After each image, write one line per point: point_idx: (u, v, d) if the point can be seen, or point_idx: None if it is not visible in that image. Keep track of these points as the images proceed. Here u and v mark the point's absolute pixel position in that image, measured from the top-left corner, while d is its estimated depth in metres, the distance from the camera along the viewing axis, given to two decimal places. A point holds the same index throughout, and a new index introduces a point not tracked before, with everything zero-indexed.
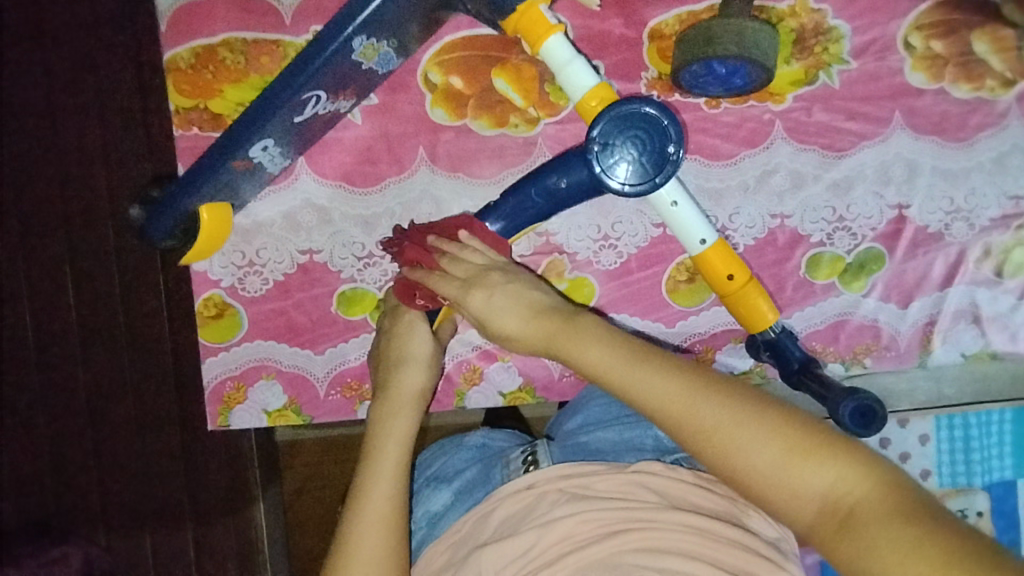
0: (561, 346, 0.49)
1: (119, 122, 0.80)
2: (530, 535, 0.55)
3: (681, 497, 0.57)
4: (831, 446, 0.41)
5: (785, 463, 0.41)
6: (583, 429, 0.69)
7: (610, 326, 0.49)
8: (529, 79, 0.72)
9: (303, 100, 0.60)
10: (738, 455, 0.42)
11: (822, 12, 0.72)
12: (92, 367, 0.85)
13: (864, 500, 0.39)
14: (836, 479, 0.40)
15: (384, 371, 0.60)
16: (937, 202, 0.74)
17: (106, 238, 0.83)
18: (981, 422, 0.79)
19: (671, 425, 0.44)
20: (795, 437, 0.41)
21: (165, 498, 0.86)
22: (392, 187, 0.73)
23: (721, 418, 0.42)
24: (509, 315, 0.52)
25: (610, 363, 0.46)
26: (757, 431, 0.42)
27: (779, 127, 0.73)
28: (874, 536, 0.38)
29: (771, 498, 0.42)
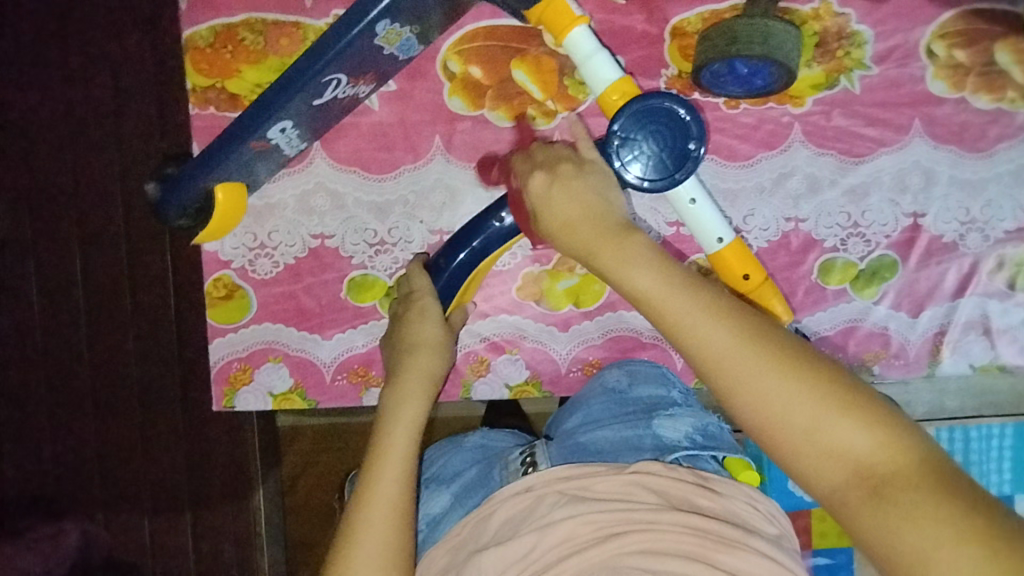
0: (604, 267, 0.47)
1: (136, 100, 0.80)
2: (529, 539, 0.54)
3: (682, 497, 0.56)
4: (874, 411, 0.38)
5: (822, 423, 0.38)
6: (583, 428, 0.67)
7: (659, 253, 0.46)
8: (549, 72, 0.71)
9: (324, 82, 0.60)
10: (773, 405, 0.39)
11: (846, 16, 0.72)
12: (100, 344, 0.85)
13: (898, 471, 0.37)
14: (871, 448, 0.38)
15: (397, 356, 0.62)
16: (952, 212, 0.74)
17: (117, 215, 0.83)
18: (982, 436, 0.80)
19: (708, 366, 0.41)
20: (838, 397, 0.38)
21: (168, 476, 0.87)
22: (406, 175, 0.73)
23: (761, 365, 0.40)
24: (567, 210, 0.51)
25: (654, 289, 0.44)
26: (795, 381, 0.39)
27: (797, 130, 0.73)
28: (901, 510, 0.36)
29: (798, 453, 0.39)
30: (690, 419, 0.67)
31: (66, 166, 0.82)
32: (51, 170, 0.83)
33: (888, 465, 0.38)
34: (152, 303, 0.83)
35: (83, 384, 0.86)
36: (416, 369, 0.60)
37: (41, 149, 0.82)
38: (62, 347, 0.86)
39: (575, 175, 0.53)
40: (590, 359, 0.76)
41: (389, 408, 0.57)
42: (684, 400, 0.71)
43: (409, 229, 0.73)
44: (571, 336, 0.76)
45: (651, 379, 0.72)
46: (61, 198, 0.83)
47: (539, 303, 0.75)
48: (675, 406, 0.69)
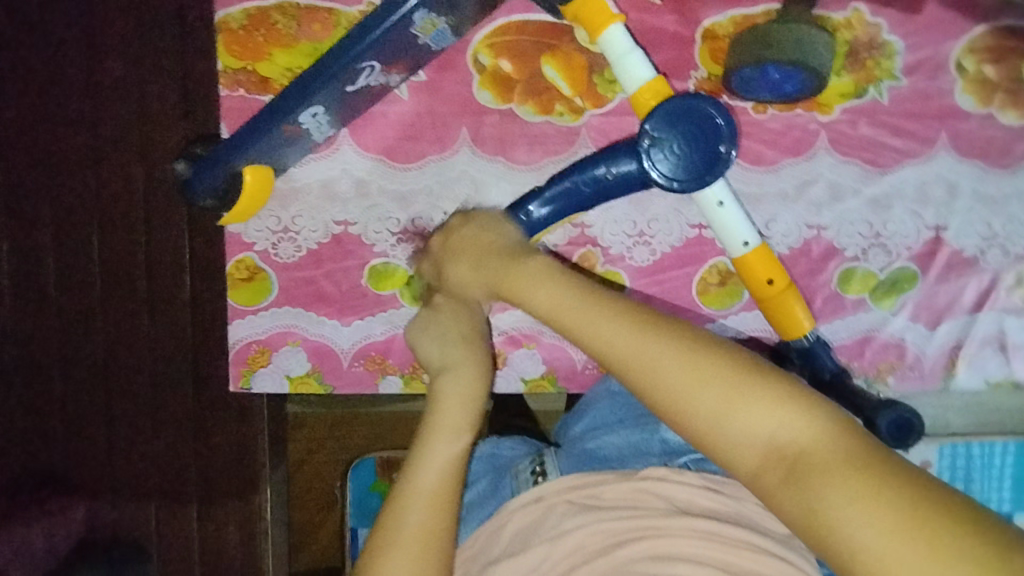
0: (506, 284, 0.47)
1: (161, 79, 0.80)
2: (541, 549, 0.54)
3: (689, 500, 0.55)
4: (780, 387, 0.37)
5: (727, 404, 0.37)
6: (590, 434, 0.68)
7: (555, 263, 0.47)
8: (578, 69, 0.71)
9: (359, 69, 0.60)
10: (680, 393, 0.38)
11: (878, 26, 0.72)
12: (113, 322, 0.85)
13: (810, 446, 0.36)
14: (782, 425, 0.36)
15: (439, 358, 0.56)
16: (974, 226, 0.74)
17: (138, 192, 0.83)
18: (984, 453, 0.76)
19: (615, 364, 0.41)
20: (740, 377, 0.37)
21: (176, 456, 0.87)
22: (432, 165, 0.73)
23: (661, 354, 0.39)
24: (471, 250, 0.53)
25: (551, 296, 0.44)
26: (701, 370, 0.38)
27: (824, 138, 0.73)
28: (818, 484, 0.35)
29: (714, 443, 0.38)
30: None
31: (87, 142, 0.82)
32: (73, 144, 0.83)
33: (802, 440, 0.36)
34: (169, 282, 0.83)
35: (94, 361, 0.86)
36: (464, 368, 0.55)
37: (62, 123, 0.82)
38: (74, 323, 0.86)
39: (475, 216, 0.55)
40: None
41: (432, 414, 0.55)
42: None
43: (432, 219, 0.74)
44: None
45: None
46: (81, 174, 0.83)
47: None
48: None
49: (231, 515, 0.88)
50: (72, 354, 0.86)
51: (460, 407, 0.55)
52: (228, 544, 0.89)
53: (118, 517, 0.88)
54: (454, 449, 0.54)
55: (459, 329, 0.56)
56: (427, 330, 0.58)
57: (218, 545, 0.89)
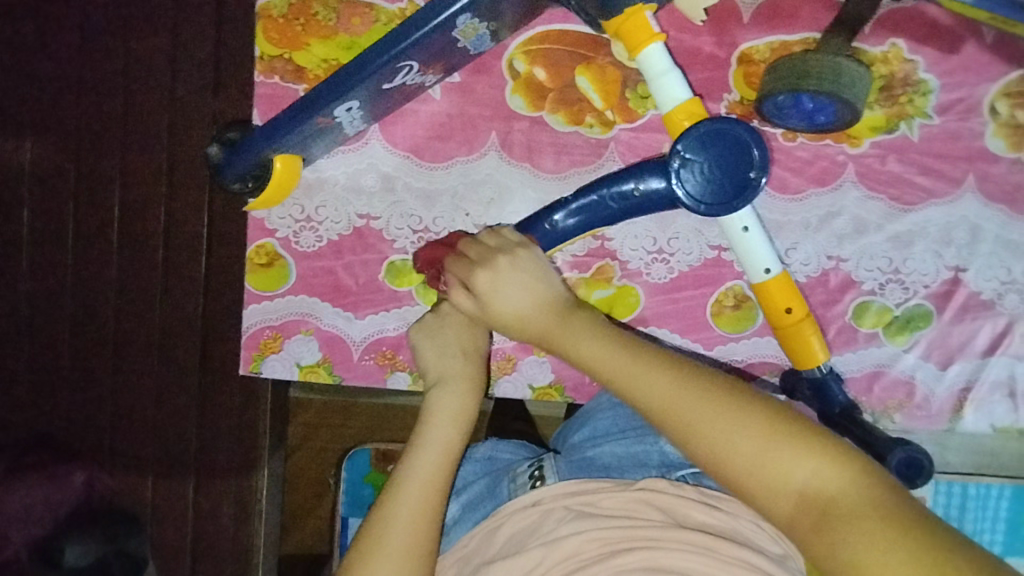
0: (554, 336, 0.52)
1: (197, 59, 0.81)
2: (536, 553, 0.52)
3: (685, 514, 0.54)
4: (811, 437, 0.41)
5: (762, 457, 0.41)
6: (589, 443, 0.66)
7: (607, 324, 0.51)
8: (611, 82, 0.72)
9: (398, 68, 0.61)
10: (719, 449, 0.42)
11: (915, 63, 0.72)
12: (127, 295, 0.85)
13: (838, 493, 0.39)
14: (813, 474, 0.40)
15: (439, 363, 0.58)
16: (994, 270, 0.74)
17: (164, 169, 0.83)
18: (981, 495, 0.78)
19: (662, 419, 0.45)
20: (774, 432, 0.41)
21: (179, 432, 0.87)
22: (458, 167, 0.73)
23: (703, 414, 0.43)
24: (517, 297, 0.53)
25: (609, 357, 0.48)
26: (738, 427, 0.42)
27: (851, 170, 0.73)
28: (849, 530, 0.38)
29: (750, 492, 0.42)
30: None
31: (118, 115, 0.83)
32: (104, 117, 0.83)
33: (835, 488, 0.40)
34: (186, 260, 0.84)
35: (106, 331, 0.86)
36: (460, 381, 0.57)
37: (95, 94, 0.83)
38: (88, 293, 0.86)
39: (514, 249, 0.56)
40: None
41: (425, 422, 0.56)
42: None
43: (453, 221, 0.74)
44: None
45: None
46: (110, 146, 0.83)
47: None
48: None
49: (227, 495, 0.89)
50: (83, 322, 0.86)
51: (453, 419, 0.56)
52: (222, 524, 0.89)
53: (115, 488, 0.89)
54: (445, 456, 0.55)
55: (460, 342, 0.58)
56: (430, 341, 0.59)
57: (213, 522, 0.89)
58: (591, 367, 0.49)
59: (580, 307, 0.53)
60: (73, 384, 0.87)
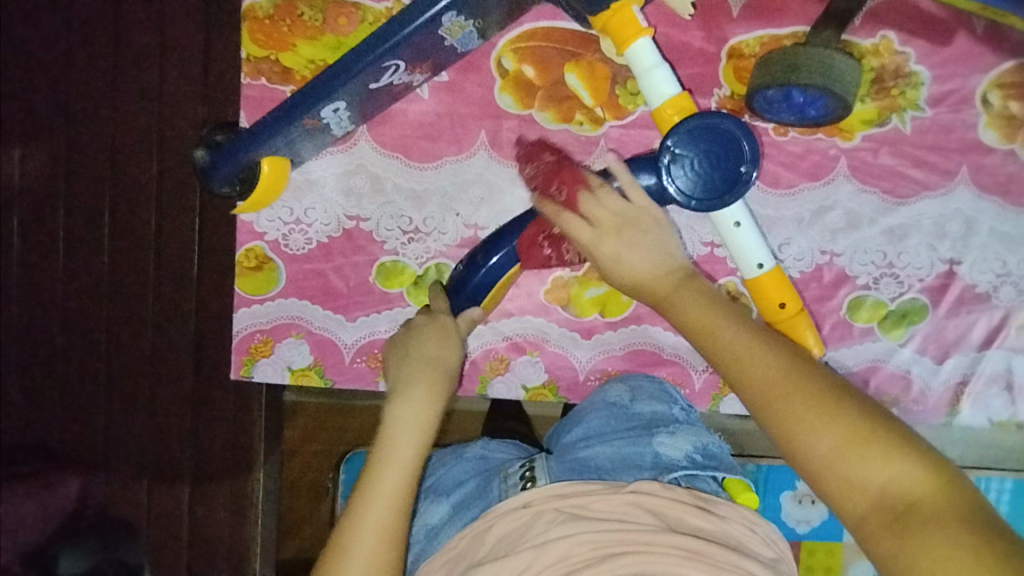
0: (670, 306, 0.53)
1: (180, 58, 0.79)
2: (525, 556, 0.51)
3: (677, 518, 0.54)
4: (893, 439, 0.42)
5: (844, 450, 0.43)
6: (582, 443, 0.65)
7: (712, 297, 0.52)
8: (601, 79, 0.71)
9: (384, 67, 0.61)
10: (802, 435, 0.44)
11: (905, 55, 0.71)
12: (116, 300, 0.84)
13: (918, 495, 0.41)
14: (892, 474, 0.42)
15: (405, 370, 0.58)
16: (989, 263, 0.73)
17: (151, 172, 0.82)
18: (981, 487, 0.77)
19: (751, 397, 0.46)
20: (862, 427, 0.43)
21: (173, 438, 0.86)
22: (448, 166, 0.73)
23: (795, 399, 0.44)
24: (637, 261, 0.55)
25: (714, 326, 0.49)
26: (830, 416, 0.43)
27: (843, 164, 0.73)
28: (923, 532, 0.40)
29: (827, 482, 0.43)
30: (692, 436, 0.65)
31: (103, 118, 0.82)
32: (90, 120, 0.82)
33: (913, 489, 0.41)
34: (174, 265, 0.83)
35: (96, 337, 0.85)
36: (426, 387, 0.56)
37: (82, 97, 0.82)
38: (78, 299, 0.85)
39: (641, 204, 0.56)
40: (610, 369, 0.76)
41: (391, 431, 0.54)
42: (686, 417, 0.69)
43: (444, 221, 0.74)
44: (593, 344, 0.76)
45: (652, 395, 0.70)
46: (96, 149, 0.82)
47: (566, 308, 0.75)
48: (676, 424, 0.66)
49: (221, 501, 0.88)
50: (74, 328, 0.85)
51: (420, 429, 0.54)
52: (216, 530, 0.88)
53: (109, 495, 0.88)
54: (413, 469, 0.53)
55: (426, 352, 0.59)
56: (398, 352, 0.60)
57: (207, 529, 0.88)
58: (693, 334, 0.50)
59: (692, 275, 0.54)
60: (66, 390, 0.87)
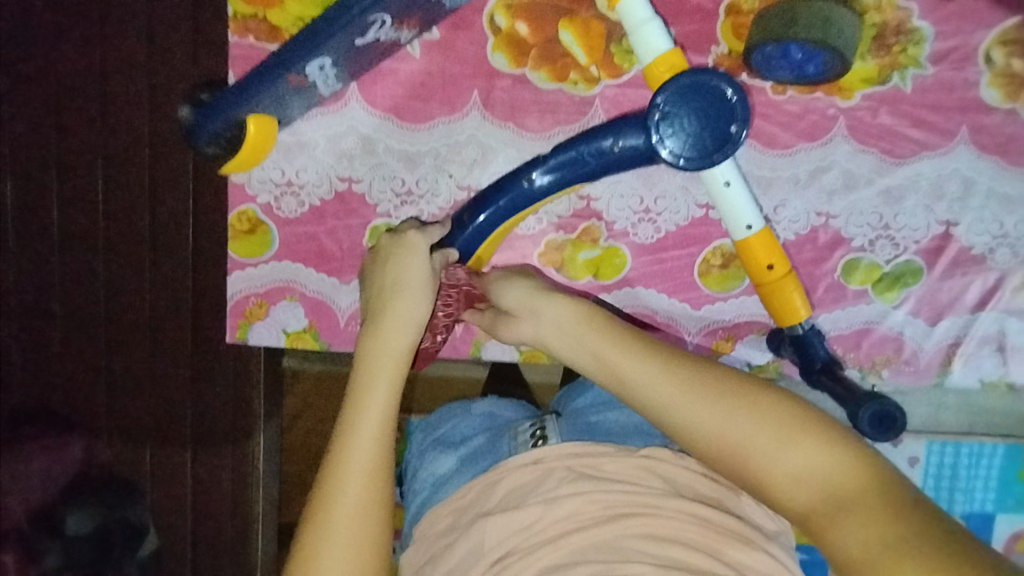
0: (573, 352, 0.51)
1: (166, 16, 0.76)
2: (535, 510, 0.52)
3: (686, 484, 0.53)
4: (817, 427, 0.42)
5: (771, 451, 0.42)
6: (594, 408, 0.65)
7: (600, 314, 0.52)
8: (596, 36, 0.69)
9: (369, 23, 0.59)
10: (725, 446, 0.44)
11: (909, 10, 0.69)
12: (111, 268, 0.84)
13: (857, 483, 0.41)
14: (824, 468, 0.41)
15: (380, 299, 0.55)
16: (985, 224, 0.73)
17: (140, 136, 0.80)
18: (973, 453, 0.78)
19: (665, 422, 0.46)
20: (784, 425, 0.43)
21: (171, 402, 0.87)
22: (440, 127, 0.72)
23: (704, 415, 0.44)
24: (545, 304, 0.54)
25: (616, 361, 0.48)
26: (752, 422, 0.43)
27: (841, 124, 0.71)
28: (861, 517, 0.40)
29: (766, 487, 0.43)
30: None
31: (87, 77, 0.79)
32: (73, 81, 0.80)
33: (851, 483, 0.41)
34: (167, 230, 0.82)
35: (92, 304, 0.85)
36: (398, 317, 0.53)
37: (63, 56, 0.79)
38: (72, 264, 0.84)
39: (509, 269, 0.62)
40: None
41: (358, 378, 0.51)
42: None
43: (436, 183, 0.73)
44: None
45: None
46: (82, 113, 0.80)
47: (559, 271, 0.75)
48: None
49: (222, 463, 0.89)
50: (69, 293, 0.85)
51: (389, 377, 0.51)
52: (219, 492, 0.90)
53: (113, 458, 0.89)
54: (387, 418, 0.50)
55: (396, 278, 0.56)
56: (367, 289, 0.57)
57: (211, 490, 0.90)
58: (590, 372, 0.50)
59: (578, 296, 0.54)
60: (64, 355, 0.87)
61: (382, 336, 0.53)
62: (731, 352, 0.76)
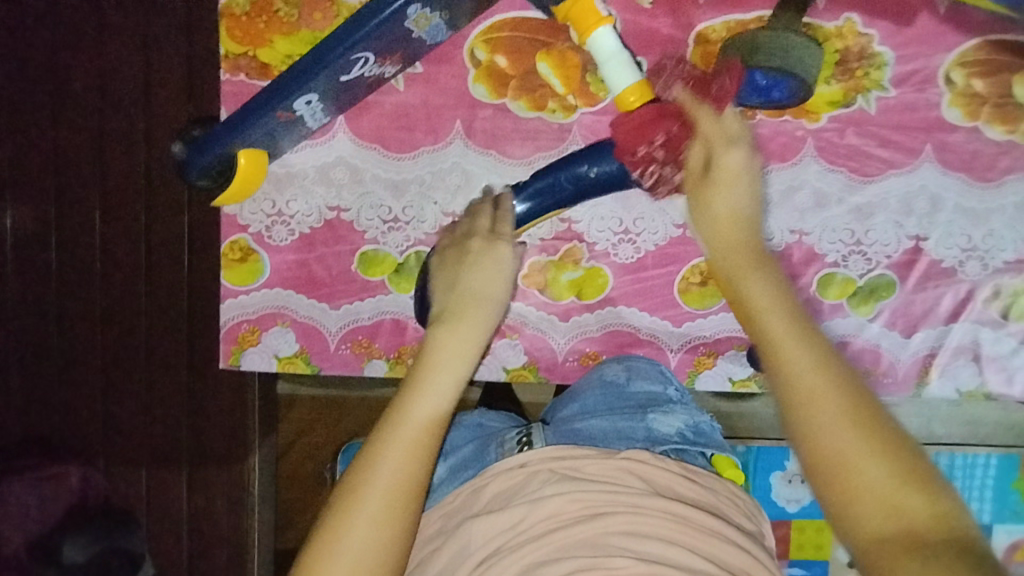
0: (738, 295, 0.51)
1: (163, 56, 0.80)
2: (519, 511, 0.53)
3: (664, 484, 0.56)
4: (924, 472, 0.41)
5: (867, 461, 0.41)
6: (579, 416, 0.67)
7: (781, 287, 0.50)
8: (572, 67, 0.73)
9: (352, 61, 0.63)
10: (827, 437, 0.42)
11: (869, 37, 0.73)
12: (109, 298, 0.86)
13: (937, 529, 0.39)
14: (914, 502, 0.40)
15: (457, 300, 0.60)
16: (954, 238, 0.75)
17: (137, 171, 0.83)
18: (968, 465, 0.81)
19: (787, 389, 0.44)
20: (893, 452, 0.41)
21: (167, 429, 0.88)
22: (425, 156, 0.75)
23: (834, 408, 0.42)
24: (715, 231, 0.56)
25: (776, 321, 0.47)
26: (861, 434, 0.42)
27: (810, 145, 0.74)
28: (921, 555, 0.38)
29: (848, 496, 0.41)
30: (683, 415, 0.68)
31: (87, 116, 0.82)
32: (73, 119, 0.83)
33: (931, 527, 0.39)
34: (163, 261, 0.84)
35: (89, 333, 0.87)
36: (473, 319, 0.58)
37: (63, 97, 0.82)
38: (69, 296, 0.86)
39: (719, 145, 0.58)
40: (587, 350, 0.78)
41: (426, 361, 0.55)
42: (680, 398, 0.71)
43: (422, 210, 0.76)
44: (571, 326, 0.78)
45: (648, 375, 0.72)
46: (81, 149, 0.83)
47: (543, 292, 0.77)
48: (669, 403, 0.69)
49: (218, 489, 0.90)
50: (66, 324, 0.87)
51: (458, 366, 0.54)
52: (215, 518, 0.90)
53: (110, 487, 0.90)
54: (445, 404, 0.52)
55: (474, 282, 0.61)
56: (447, 277, 0.63)
57: (206, 516, 0.90)
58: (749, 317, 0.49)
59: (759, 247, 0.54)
60: (62, 386, 0.88)
61: (457, 327, 0.57)
62: (713, 368, 0.78)
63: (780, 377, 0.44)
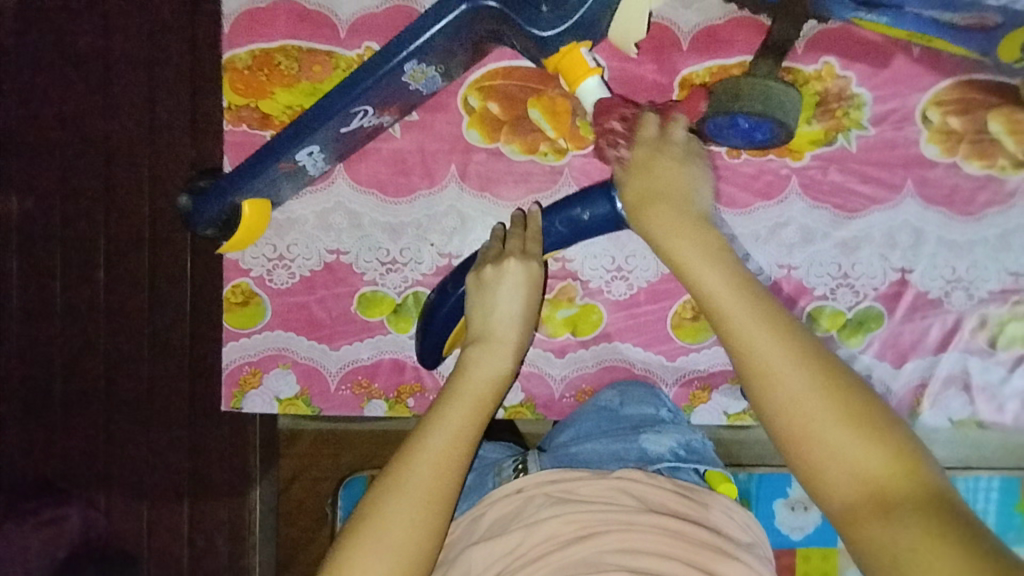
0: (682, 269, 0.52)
1: (169, 107, 0.83)
2: (516, 536, 0.54)
3: (658, 502, 0.56)
4: (892, 438, 0.43)
5: (834, 427, 0.43)
6: (574, 441, 0.68)
7: (732, 263, 0.50)
8: (562, 113, 0.75)
9: (352, 113, 0.67)
10: (789, 412, 0.44)
11: (847, 79, 0.76)
12: (112, 341, 0.87)
13: (905, 483, 0.42)
14: (873, 461, 0.43)
15: (482, 322, 0.64)
16: (939, 270, 0.77)
17: (141, 218, 0.85)
18: (970, 488, 0.81)
19: (747, 366, 0.46)
20: (852, 414, 0.44)
21: (168, 470, 0.89)
22: (421, 200, 0.77)
23: (793, 382, 0.45)
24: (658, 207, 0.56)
25: (727, 299, 0.48)
26: (819, 402, 0.44)
27: (794, 183, 0.77)
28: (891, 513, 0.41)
29: (818, 465, 0.44)
30: (675, 434, 0.68)
31: (94, 166, 0.85)
32: (80, 168, 0.85)
33: (900, 487, 0.42)
34: (167, 304, 0.86)
35: (92, 376, 0.88)
36: (500, 344, 0.63)
37: (71, 147, 0.85)
38: (73, 340, 0.88)
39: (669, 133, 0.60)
40: (582, 386, 0.79)
41: (457, 379, 0.60)
42: (673, 418, 0.72)
43: (419, 251, 0.78)
44: (567, 361, 0.79)
45: (641, 399, 0.73)
46: (87, 197, 0.86)
47: (539, 328, 0.79)
48: (662, 423, 0.70)
49: (219, 529, 0.90)
50: (69, 367, 0.88)
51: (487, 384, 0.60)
52: (216, 558, 0.90)
53: (111, 529, 0.90)
54: (475, 422, 0.57)
55: (499, 303, 0.65)
56: (480, 299, 0.66)
57: (207, 556, 0.90)
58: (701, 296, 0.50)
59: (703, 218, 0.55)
60: (64, 428, 0.89)
61: (486, 348, 0.62)
62: (709, 402, 0.79)
63: (739, 358, 0.46)
